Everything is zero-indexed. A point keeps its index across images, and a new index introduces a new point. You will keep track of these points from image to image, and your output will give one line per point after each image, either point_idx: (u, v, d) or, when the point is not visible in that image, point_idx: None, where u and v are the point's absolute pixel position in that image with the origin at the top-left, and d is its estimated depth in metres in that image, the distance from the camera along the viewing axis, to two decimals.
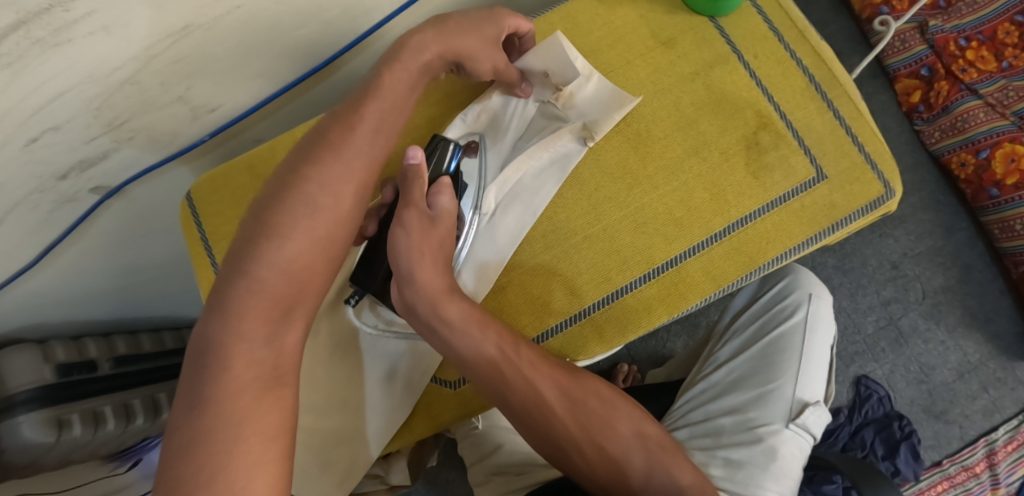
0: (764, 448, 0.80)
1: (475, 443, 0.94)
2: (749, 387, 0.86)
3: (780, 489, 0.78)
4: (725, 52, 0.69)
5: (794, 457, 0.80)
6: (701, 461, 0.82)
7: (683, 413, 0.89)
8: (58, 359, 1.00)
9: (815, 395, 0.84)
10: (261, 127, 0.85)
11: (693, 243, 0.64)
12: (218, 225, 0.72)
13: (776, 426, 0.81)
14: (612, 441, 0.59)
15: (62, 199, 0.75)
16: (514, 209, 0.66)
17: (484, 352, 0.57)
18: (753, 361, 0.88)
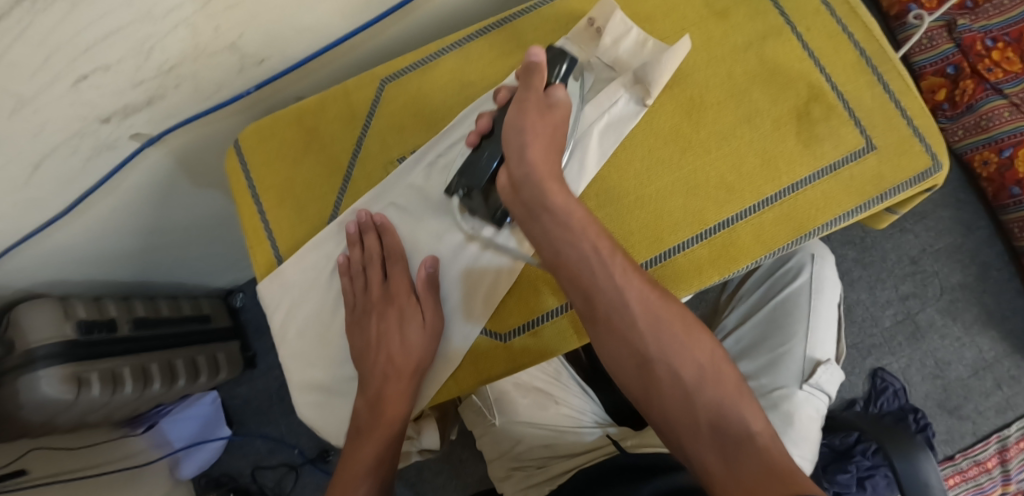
0: (780, 414, 0.80)
1: (490, 440, 0.91)
2: (760, 354, 0.87)
3: (801, 452, 0.77)
4: (779, 24, 0.69)
5: (811, 420, 0.80)
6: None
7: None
8: (79, 316, 0.99)
9: (826, 354, 0.85)
10: (302, 87, 0.84)
11: (744, 207, 0.64)
12: (265, 176, 0.71)
13: (788, 389, 0.81)
14: (692, 378, 0.56)
15: (101, 146, 0.74)
16: (573, 167, 0.66)
17: (578, 240, 0.60)
18: (760, 326, 0.89)
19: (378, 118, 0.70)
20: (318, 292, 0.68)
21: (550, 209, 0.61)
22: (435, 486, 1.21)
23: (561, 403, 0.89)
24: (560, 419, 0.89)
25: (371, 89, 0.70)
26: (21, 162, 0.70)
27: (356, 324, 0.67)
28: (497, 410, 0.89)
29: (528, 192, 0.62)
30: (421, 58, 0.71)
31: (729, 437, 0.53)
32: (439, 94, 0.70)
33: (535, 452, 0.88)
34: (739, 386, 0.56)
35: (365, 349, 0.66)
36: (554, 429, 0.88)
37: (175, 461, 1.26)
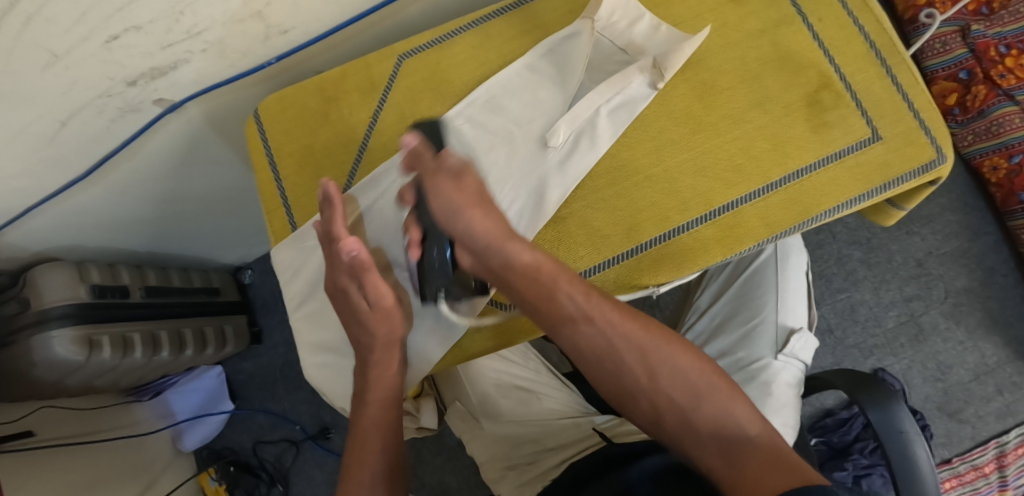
0: (758, 385, 0.81)
1: (481, 443, 0.90)
2: (734, 328, 0.87)
3: (784, 418, 0.77)
4: (793, 13, 0.70)
5: (788, 386, 0.81)
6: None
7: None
8: (93, 280, 1.00)
9: (798, 322, 0.86)
10: (321, 61, 0.86)
11: (751, 190, 0.65)
12: (284, 144, 0.72)
13: (765, 361, 0.82)
14: (680, 396, 0.57)
15: (126, 108, 0.76)
16: (583, 145, 0.66)
17: (551, 289, 0.60)
18: (731, 302, 0.89)
19: (397, 90, 0.71)
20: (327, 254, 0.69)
21: (517, 268, 0.61)
22: (434, 466, 1.26)
23: (545, 399, 0.90)
24: (545, 413, 0.88)
25: (391, 63, 0.72)
26: (48, 118, 0.72)
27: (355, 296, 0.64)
28: (481, 412, 0.90)
29: (495, 262, 0.61)
30: (440, 35, 0.72)
31: (728, 446, 0.55)
32: (457, 70, 0.71)
33: (525, 447, 0.86)
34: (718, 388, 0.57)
35: (351, 318, 0.65)
36: (540, 421, 0.87)
37: (178, 432, 1.28)
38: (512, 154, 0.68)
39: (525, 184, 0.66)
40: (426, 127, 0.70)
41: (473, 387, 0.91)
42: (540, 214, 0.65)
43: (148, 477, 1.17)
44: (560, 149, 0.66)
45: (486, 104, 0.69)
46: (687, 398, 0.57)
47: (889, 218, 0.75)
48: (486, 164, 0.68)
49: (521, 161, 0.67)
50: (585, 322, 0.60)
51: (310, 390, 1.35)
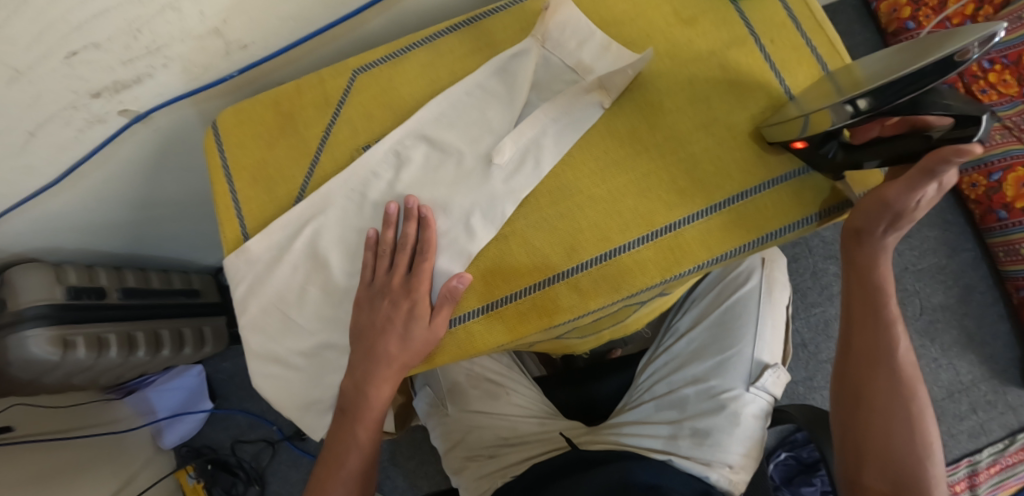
0: (727, 415, 0.81)
1: (443, 429, 0.91)
2: (710, 355, 0.86)
3: (743, 450, 0.80)
4: (744, 34, 0.70)
5: (755, 417, 0.82)
6: (668, 433, 0.82)
7: (647, 387, 0.88)
8: (69, 282, 1.02)
9: (774, 358, 0.85)
10: (286, 73, 0.87)
11: (693, 213, 0.65)
12: (240, 157, 0.73)
13: (736, 391, 0.82)
14: (905, 384, 0.73)
15: (91, 119, 0.78)
16: (527, 163, 0.67)
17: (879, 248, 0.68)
18: (710, 329, 0.88)
19: (350, 106, 0.72)
20: (270, 266, 0.69)
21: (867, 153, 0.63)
22: (406, 470, 1.28)
23: (512, 394, 0.89)
24: (510, 409, 0.88)
25: (345, 78, 0.73)
26: (16, 129, 0.74)
27: (367, 306, 0.67)
28: (450, 401, 0.90)
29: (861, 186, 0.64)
30: (393, 51, 0.73)
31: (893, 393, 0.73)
32: (410, 87, 0.72)
33: (485, 438, 0.87)
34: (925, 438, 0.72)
35: (364, 334, 0.66)
36: (503, 418, 0.88)
37: (157, 430, 1.32)
38: (457, 170, 0.68)
39: (473, 199, 0.67)
40: (377, 142, 0.70)
41: (445, 374, 0.91)
42: (483, 234, 0.66)
43: (125, 474, 1.20)
44: (504, 166, 0.67)
45: (436, 120, 0.70)
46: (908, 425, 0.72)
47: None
48: (431, 179, 0.68)
49: (465, 179, 0.67)
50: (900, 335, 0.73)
51: None
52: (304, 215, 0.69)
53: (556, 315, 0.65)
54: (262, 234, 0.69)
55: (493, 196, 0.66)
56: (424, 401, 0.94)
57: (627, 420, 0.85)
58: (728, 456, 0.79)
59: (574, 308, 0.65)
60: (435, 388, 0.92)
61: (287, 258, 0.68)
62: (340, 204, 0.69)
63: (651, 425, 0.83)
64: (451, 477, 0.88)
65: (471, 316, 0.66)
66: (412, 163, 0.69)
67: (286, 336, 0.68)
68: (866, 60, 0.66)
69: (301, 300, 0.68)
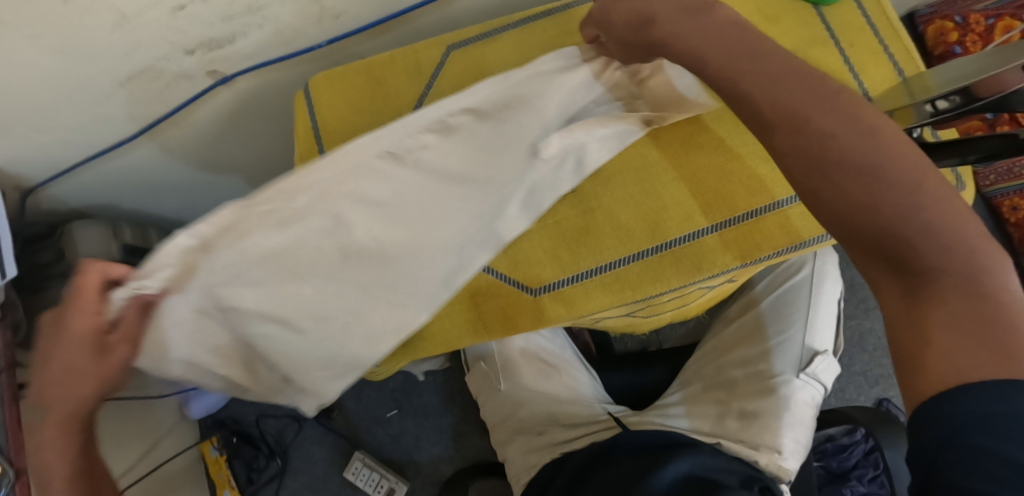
0: (777, 398, 0.82)
1: (494, 405, 0.94)
2: (761, 339, 0.89)
3: (796, 436, 0.79)
4: (825, 36, 0.73)
5: (806, 408, 0.83)
6: (715, 415, 0.83)
7: (696, 370, 0.89)
8: (125, 240, 1.03)
9: (824, 346, 0.89)
10: (366, 48, 0.89)
11: (774, 199, 0.67)
12: (329, 120, 0.75)
13: (786, 376, 0.84)
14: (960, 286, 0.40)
15: (180, 75, 0.79)
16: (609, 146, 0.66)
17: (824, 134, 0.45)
18: (764, 315, 0.92)
19: (443, 78, 0.74)
20: (275, 222, 0.54)
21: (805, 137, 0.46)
22: (432, 455, 1.31)
23: (563, 375, 0.92)
24: (560, 388, 0.91)
25: (439, 51, 0.75)
26: (108, 77, 0.76)
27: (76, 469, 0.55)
28: (502, 376, 0.93)
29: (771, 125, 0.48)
30: (486, 29, 0.75)
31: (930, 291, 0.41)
32: (501, 63, 0.74)
33: (536, 414, 0.89)
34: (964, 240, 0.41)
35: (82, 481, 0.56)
36: (554, 396, 0.90)
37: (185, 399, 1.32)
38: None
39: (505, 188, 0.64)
40: None
41: (500, 349, 0.94)
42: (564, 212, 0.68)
43: (151, 437, 1.21)
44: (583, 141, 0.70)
45: None
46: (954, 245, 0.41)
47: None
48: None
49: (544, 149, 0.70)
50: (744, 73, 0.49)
51: None
52: (335, 163, 0.55)
53: (602, 293, 0.67)
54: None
55: (537, 192, 0.66)
56: (477, 375, 0.97)
57: (674, 401, 0.86)
58: (777, 440, 0.78)
59: (650, 283, 0.66)
60: (488, 362, 0.95)
61: (298, 222, 0.55)
62: (361, 168, 0.57)
63: (698, 407, 0.84)
64: (496, 449, 0.92)
65: (559, 285, 0.67)
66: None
67: (288, 290, 0.58)
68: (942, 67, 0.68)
69: (310, 262, 0.58)
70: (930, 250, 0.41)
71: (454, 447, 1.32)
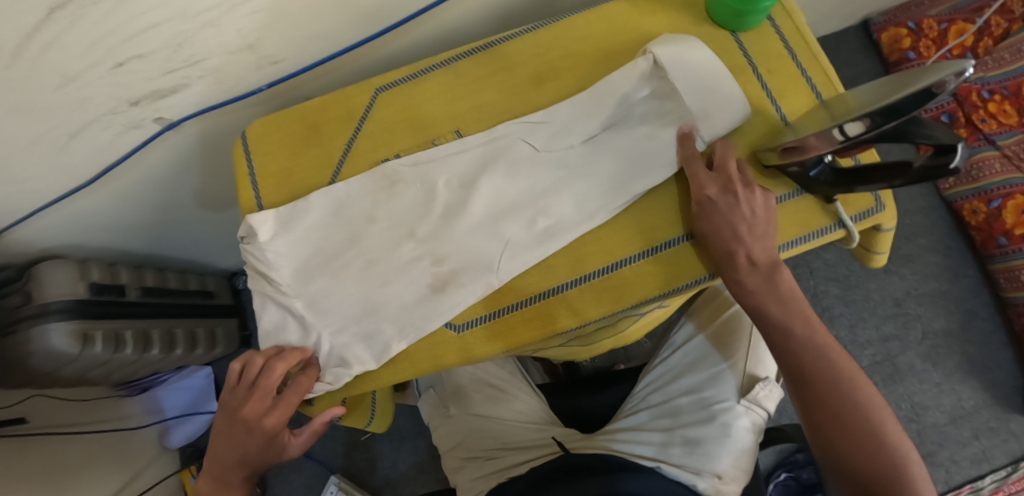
0: (719, 425, 0.82)
1: (446, 431, 0.94)
2: (704, 367, 0.88)
3: (735, 463, 0.81)
4: (743, 63, 0.73)
5: (748, 431, 0.83)
6: (660, 440, 0.83)
7: (643, 396, 0.89)
8: (93, 278, 1.06)
9: (766, 371, 0.87)
10: (311, 88, 0.92)
11: (691, 229, 0.68)
12: (266, 164, 0.77)
13: (728, 402, 0.84)
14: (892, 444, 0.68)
15: (129, 125, 0.83)
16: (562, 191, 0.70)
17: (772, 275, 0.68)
18: (707, 343, 0.90)
19: (372, 121, 0.76)
20: None
21: None
22: (408, 477, 1.32)
23: (513, 400, 0.93)
24: (511, 415, 0.91)
25: (368, 95, 0.77)
26: (58, 131, 0.79)
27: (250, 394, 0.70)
28: (452, 403, 0.94)
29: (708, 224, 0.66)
30: (414, 71, 0.77)
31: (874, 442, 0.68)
32: (429, 104, 0.76)
33: (486, 442, 0.90)
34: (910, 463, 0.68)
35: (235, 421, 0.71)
36: (505, 424, 0.91)
37: (165, 429, 1.35)
38: (456, 200, 0.72)
39: None
40: (397, 155, 0.75)
41: (450, 377, 0.95)
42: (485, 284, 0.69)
43: (131, 470, 1.24)
44: (500, 204, 0.71)
45: (446, 146, 0.73)
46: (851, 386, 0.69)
47: (869, 260, 0.77)
48: (424, 207, 0.72)
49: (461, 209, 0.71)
50: (771, 307, 0.70)
51: None
52: None
53: (527, 329, 0.69)
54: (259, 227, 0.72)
55: None
56: (429, 403, 0.99)
57: (623, 427, 0.87)
58: (718, 466, 0.80)
59: (570, 317, 0.68)
60: (440, 390, 0.97)
61: None
62: None
63: (643, 432, 0.84)
64: (449, 477, 0.92)
65: (480, 323, 0.70)
66: (408, 185, 0.73)
67: None
68: (858, 91, 0.68)
69: None
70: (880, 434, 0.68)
71: (429, 469, 1.33)
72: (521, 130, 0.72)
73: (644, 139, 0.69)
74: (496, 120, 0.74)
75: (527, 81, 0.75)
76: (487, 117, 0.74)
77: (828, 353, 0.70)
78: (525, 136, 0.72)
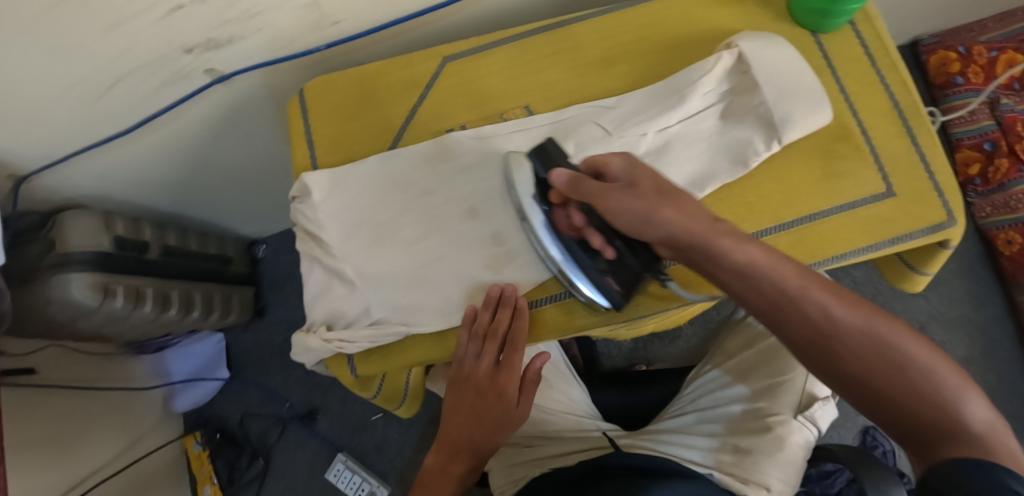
0: (772, 437, 0.81)
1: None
2: (760, 377, 0.87)
3: (783, 476, 0.79)
4: (821, 65, 0.72)
5: (799, 447, 0.81)
6: (708, 445, 0.84)
7: (691, 400, 0.89)
8: (116, 232, 1.03)
9: (826, 390, 0.85)
10: (365, 54, 0.89)
11: (761, 227, 0.67)
12: (322, 126, 0.75)
13: (783, 416, 0.82)
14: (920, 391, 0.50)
15: (175, 74, 0.80)
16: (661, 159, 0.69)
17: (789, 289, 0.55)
18: (762, 351, 0.89)
19: (435, 90, 0.74)
20: None
21: None
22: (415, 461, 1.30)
23: (556, 391, 0.93)
24: (550, 402, 0.92)
25: (433, 63, 0.75)
26: (103, 74, 0.76)
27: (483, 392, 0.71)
28: None
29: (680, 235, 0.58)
30: (482, 43, 0.74)
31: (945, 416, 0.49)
32: (493, 79, 0.74)
33: (525, 429, 0.91)
34: (972, 381, 0.51)
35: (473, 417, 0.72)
36: (544, 412, 0.91)
37: (171, 393, 1.32)
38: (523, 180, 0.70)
39: None
40: (460, 127, 0.73)
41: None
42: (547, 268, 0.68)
43: (132, 434, 1.21)
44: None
45: (512, 122, 0.72)
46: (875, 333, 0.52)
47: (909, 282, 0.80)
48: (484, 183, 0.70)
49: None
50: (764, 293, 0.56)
51: (307, 370, 1.37)
52: None
53: (578, 314, 0.68)
54: (315, 188, 0.71)
55: None
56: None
57: (668, 427, 0.87)
58: (766, 477, 0.79)
59: (632, 308, 0.68)
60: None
61: None
62: None
63: (690, 436, 0.85)
64: (486, 460, 0.94)
65: (541, 304, 0.69)
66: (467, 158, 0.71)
67: None
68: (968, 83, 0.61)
69: None
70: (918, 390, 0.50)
71: None
72: (591, 112, 0.71)
73: (717, 135, 0.69)
74: (566, 100, 0.73)
75: (597, 63, 0.73)
76: (555, 96, 0.73)
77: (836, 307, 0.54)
78: (595, 118, 0.71)
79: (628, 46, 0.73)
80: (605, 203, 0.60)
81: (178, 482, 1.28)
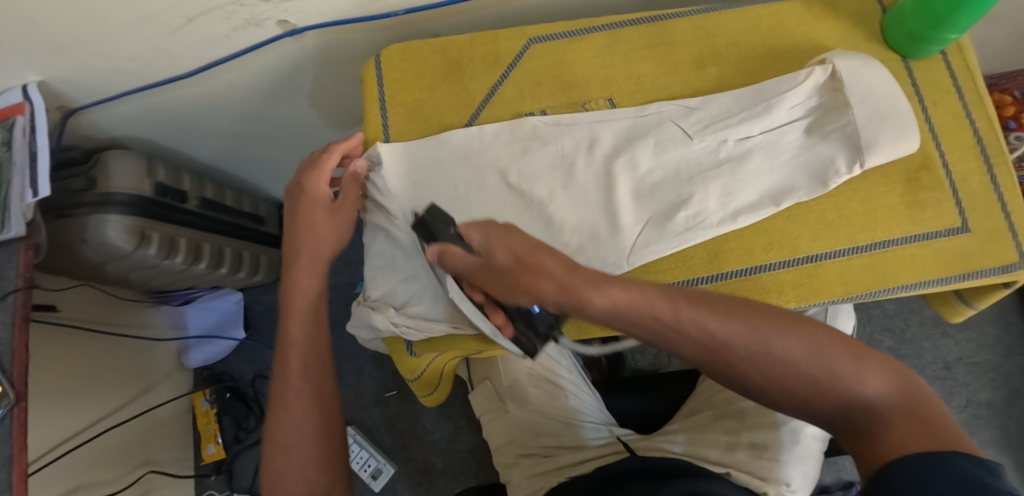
0: (788, 431, 0.78)
1: (501, 426, 0.94)
2: None
3: (801, 470, 0.78)
4: (910, 91, 0.71)
5: (815, 439, 0.80)
6: (725, 443, 0.80)
7: (706, 397, 0.85)
8: (158, 178, 1.00)
9: None
10: (440, 24, 0.87)
11: (836, 247, 0.67)
12: (399, 94, 0.74)
13: None
14: (836, 390, 0.51)
15: (249, 21, 0.78)
16: (736, 171, 0.68)
17: (661, 310, 0.53)
18: None
19: (519, 71, 0.73)
20: None
21: None
22: (425, 443, 1.26)
23: (572, 397, 0.90)
24: (568, 411, 0.90)
25: (519, 43, 0.74)
26: (177, 12, 0.74)
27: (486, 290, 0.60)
28: (510, 397, 0.93)
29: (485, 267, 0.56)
30: (573, 30, 0.74)
31: (859, 411, 0.50)
32: (577, 68, 0.73)
33: (543, 440, 0.89)
34: (855, 350, 0.52)
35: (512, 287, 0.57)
36: (560, 421, 0.89)
37: (185, 346, 1.30)
38: (598, 175, 0.69)
39: None
40: (541, 112, 0.72)
41: (507, 371, 0.94)
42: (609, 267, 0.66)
43: (145, 382, 1.20)
44: (641, 186, 0.69)
45: (594, 113, 0.71)
46: (778, 359, 0.51)
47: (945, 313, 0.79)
48: (560, 174, 0.69)
49: (599, 184, 0.69)
50: (673, 324, 0.53)
51: None
52: None
53: None
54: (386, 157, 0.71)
55: None
56: (483, 395, 0.98)
57: (683, 426, 0.84)
58: (786, 473, 0.77)
59: None
60: (496, 383, 0.96)
61: None
62: None
63: (707, 434, 0.81)
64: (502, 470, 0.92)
65: None
66: (544, 144, 0.70)
67: None
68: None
69: None
70: (833, 396, 0.51)
71: (448, 439, 1.25)
72: (673, 111, 0.70)
73: (800, 150, 0.68)
74: (651, 96, 0.72)
75: (689, 63, 0.72)
76: (642, 91, 0.72)
77: (737, 335, 0.52)
78: (676, 119, 0.70)
79: (716, 50, 0.73)
80: (476, 279, 0.58)
81: (183, 436, 1.27)
